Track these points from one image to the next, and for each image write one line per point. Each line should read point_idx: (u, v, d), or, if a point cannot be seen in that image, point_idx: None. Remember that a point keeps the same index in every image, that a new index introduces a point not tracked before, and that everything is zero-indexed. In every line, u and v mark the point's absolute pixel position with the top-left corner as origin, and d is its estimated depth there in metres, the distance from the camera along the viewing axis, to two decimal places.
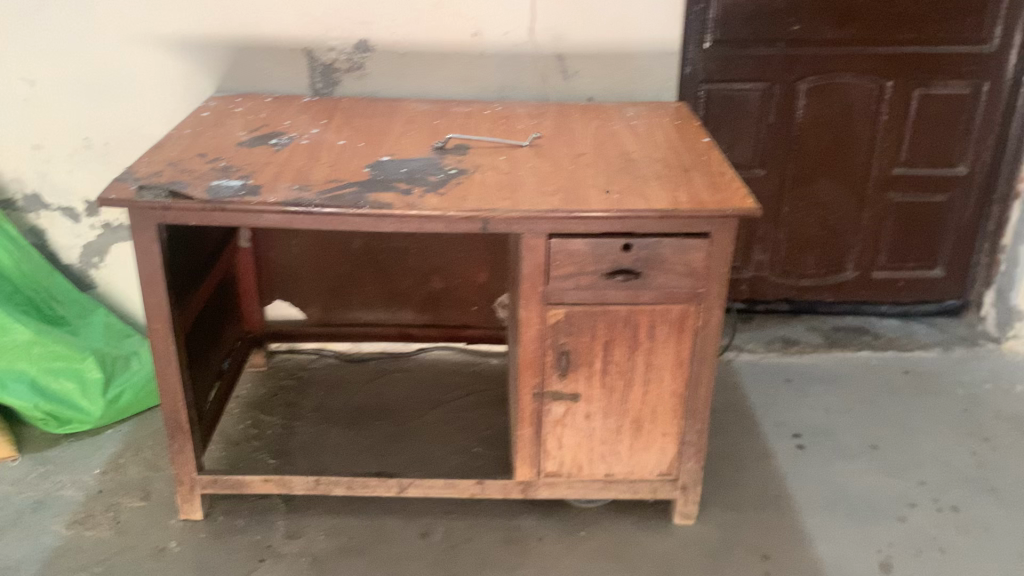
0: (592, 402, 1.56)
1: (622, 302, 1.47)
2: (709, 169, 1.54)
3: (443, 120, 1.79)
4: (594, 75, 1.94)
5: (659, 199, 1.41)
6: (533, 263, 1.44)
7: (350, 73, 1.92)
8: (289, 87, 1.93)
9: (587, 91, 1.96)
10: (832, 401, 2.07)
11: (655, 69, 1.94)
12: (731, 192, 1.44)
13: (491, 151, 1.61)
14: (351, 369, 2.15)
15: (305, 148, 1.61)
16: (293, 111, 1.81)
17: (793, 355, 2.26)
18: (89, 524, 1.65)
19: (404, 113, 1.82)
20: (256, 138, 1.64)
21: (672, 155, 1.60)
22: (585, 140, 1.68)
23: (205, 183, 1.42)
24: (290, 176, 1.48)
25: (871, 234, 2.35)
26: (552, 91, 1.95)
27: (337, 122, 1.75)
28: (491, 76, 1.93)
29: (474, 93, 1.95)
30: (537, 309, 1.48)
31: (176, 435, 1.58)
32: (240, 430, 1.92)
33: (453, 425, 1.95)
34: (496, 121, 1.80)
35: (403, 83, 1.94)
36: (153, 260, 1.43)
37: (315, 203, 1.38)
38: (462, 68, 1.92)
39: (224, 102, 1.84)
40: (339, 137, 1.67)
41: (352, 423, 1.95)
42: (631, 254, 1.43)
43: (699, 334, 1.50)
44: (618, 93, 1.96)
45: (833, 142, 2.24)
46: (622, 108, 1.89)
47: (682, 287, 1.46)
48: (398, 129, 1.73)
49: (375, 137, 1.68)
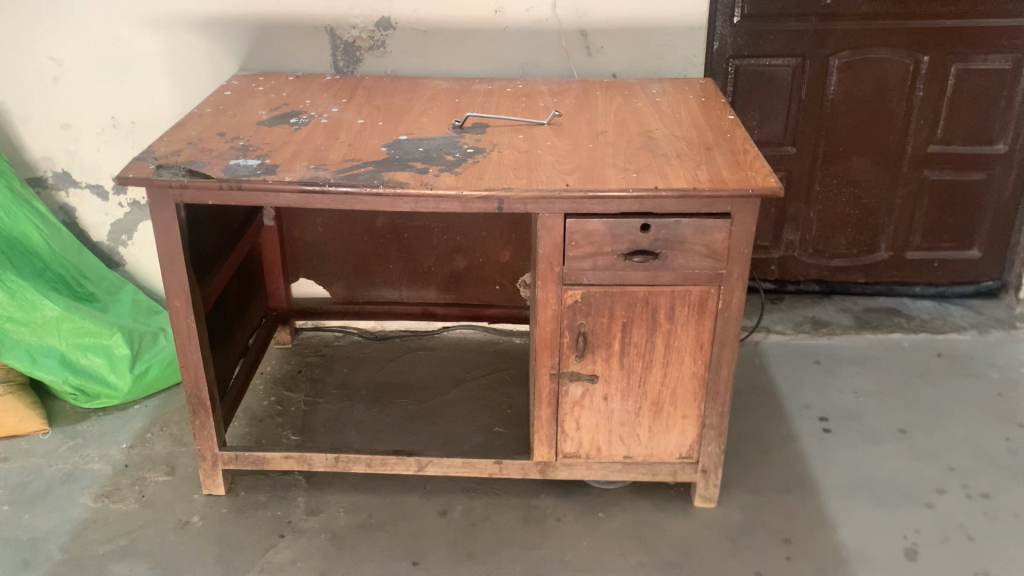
0: (610, 383, 1.54)
1: (640, 283, 1.45)
2: (733, 147, 1.50)
3: (464, 98, 1.77)
4: (619, 51, 1.91)
5: (679, 178, 1.39)
6: (550, 243, 1.43)
7: (373, 51, 1.91)
8: (311, 66, 1.93)
9: (612, 67, 1.92)
10: (861, 384, 2.03)
11: (681, 45, 1.90)
12: (754, 170, 1.41)
13: (510, 130, 1.59)
14: (375, 347, 2.16)
15: (323, 127, 1.60)
16: (314, 90, 1.80)
17: (823, 336, 2.21)
18: (116, 497, 1.68)
19: (425, 92, 1.80)
20: (275, 117, 1.64)
21: (695, 133, 1.57)
22: (607, 118, 1.65)
23: (223, 163, 1.43)
24: (307, 155, 1.47)
25: (906, 213, 2.29)
26: (576, 68, 1.93)
27: (358, 100, 1.75)
28: (515, 53, 1.91)
29: (496, 69, 1.93)
30: (555, 290, 1.47)
31: (198, 412, 1.60)
32: (265, 406, 1.94)
33: (475, 404, 1.95)
34: (518, 99, 1.78)
35: (425, 60, 1.92)
36: (173, 238, 1.44)
37: (331, 182, 1.38)
38: (485, 45, 1.90)
39: (247, 81, 1.85)
40: (357, 117, 1.66)
41: (374, 400, 1.95)
42: (650, 234, 1.41)
43: (720, 316, 1.48)
44: (643, 69, 1.93)
45: (867, 118, 2.19)
46: (646, 84, 1.86)
47: (702, 268, 1.43)
48: (418, 108, 1.72)
49: (393, 115, 1.67)
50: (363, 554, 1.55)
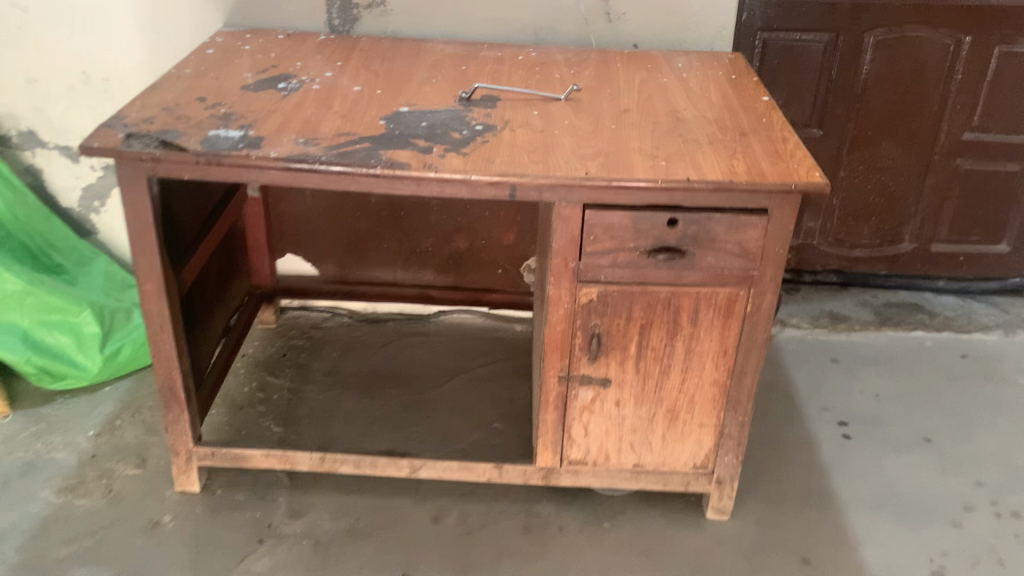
0: (623, 388, 1.41)
1: (663, 282, 1.31)
2: (770, 133, 1.36)
3: (471, 66, 1.61)
4: (641, 18, 1.75)
5: (713, 169, 1.24)
6: (566, 235, 1.28)
7: (371, 10, 1.74)
8: (303, 24, 1.76)
9: (632, 37, 1.77)
10: (883, 386, 1.91)
11: (709, 15, 1.74)
12: (796, 162, 1.26)
13: (523, 106, 1.44)
14: (366, 331, 2.02)
15: (315, 95, 1.44)
16: (307, 52, 1.64)
17: (842, 332, 2.09)
18: (81, 492, 1.55)
19: (428, 57, 1.64)
20: (262, 81, 1.48)
21: (728, 116, 1.42)
22: (629, 96, 1.50)
23: (202, 133, 1.27)
24: (296, 127, 1.31)
25: (933, 203, 2.16)
26: (593, 36, 1.77)
27: (354, 65, 1.58)
28: (528, 17, 1.75)
29: (507, 35, 1.77)
30: (568, 287, 1.33)
31: (172, 404, 1.46)
32: (246, 393, 1.80)
33: (472, 397, 1.82)
34: (530, 68, 1.62)
35: (429, 22, 1.75)
36: (145, 217, 1.29)
37: (322, 160, 1.23)
38: (496, 7, 1.74)
39: (232, 39, 1.68)
40: (352, 83, 1.50)
41: (364, 391, 1.82)
42: (677, 230, 1.27)
43: (748, 321, 1.35)
44: (666, 40, 1.77)
45: (900, 101, 2.05)
46: (670, 57, 1.70)
47: (733, 268, 1.30)
48: (420, 75, 1.56)
49: (393, 83, 1.51)
50: (348, 564, 1.43)
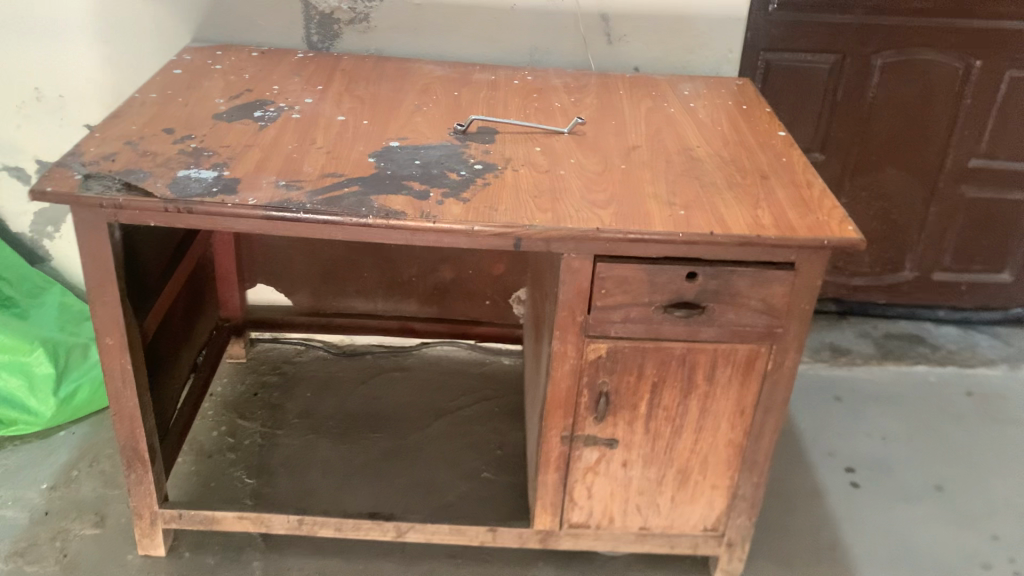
0: (631, 449, 1.30)
1: (679, 338, 1.20)
2: (792, 176, 1.25)
3: (464, 92, 1.49)
4: (643, 40, 1.64)
5: (737, 220, 1.13)
6: (575, 289, 1.17)
7: (354, 27, 1.61)
8: (280, 40, 1.62)
9: (633, 60, 1.66)
10: (888, 428, 1.82)
11: (716, 38, 1.64)
12: (824, 212, 1.16)
13: (524, 141, 1.32)
14: (343, 366, 1.89)
15: (295, 126, 1.31)
16: (284, 73, 1.50)
17: (843, 367, 2.00)
18: (32, 557, 1.40)
19: (416, 81, 1.52)
20: (237, 109, 1.34)
21: (745, 155, 1.32)
22: (636, 130, 1.39)
23: (170, 174, 1.14)
24: (275, 166, 1.18)
25: (936, 231, 2.08)
26: (592, 58, 1.65)
27: (337, 90, 1.45)
28: (523, 37, 1.63)
29: (500, 57, 1.65)
30: (575, 341, 1.21)
31: (134, 465, 1.32)
32: (215, 439, 1.67)
33: (460, 441, 1.70)
34: (528, 95, 1.50)
35: (416, 40, 1.63)
36: (105, 266, 1.15)
37: (307, 207, 1.10)
38: (488, 26, 1.61)
39: (202, 57, 1.54)
40: (336, 112, 1.37)
41: (343, 436, 1.69)
42: (696, 283, 1.15)
43: (768, 379, 1.24)
44: (670, 64, 1.66)
45: (905, 126, 1.96)
46: (675, 84, 1.60)
47: (755, 325, 1.19)
48: (409, 102, 1.43)
49: (381, 112, 1.38)
50: None
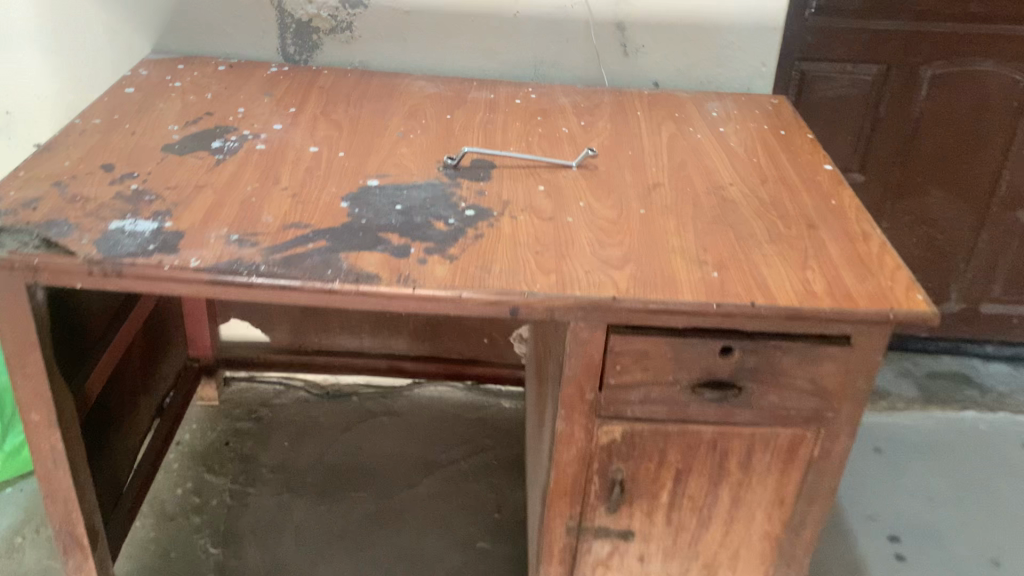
0: (649, 541, 1.12)
1: (708, 421, 1.01)
2: (843, 226, 1.06)
3: (458, 115, 1.30)
4: (664, 52, 1.44)
5: (782, 286, 0.94)
6: (584, 364, 0.98)
7: (334, 36, 1.42)
8: (251, 51, 1.43)
9: (653, 74, 1.46)
10: (935, 487, 1.63)
11: (746, 49, 1.43)
12: (885, 275, 0.96)
13: (525, 178, 1.13)
14: (326, 410, 1.71)
15: (258, 160, 1.12)
16: (252, 92, 1.31)
17: (881, 413, 1.81)
18: None
19: (404, 102, 1.32)
20: (192, 138, 1.15)
21: (785, 196, 1.12)
22: (657, 162, 1.19)
23: (99, 225, 0.95)
24: (228, 214, 0.99)
25: (986, 260, 1.88)
26: (606, 72, 1.45)
27: (311, 113, 1.26)
28: (526, 48, 1.43)
29: (501, 70, 1.45)
30: (584, 422, 1.02)
31: (72, 551, 1.14)
32: (178, 498, 1.49)
33: (453, 502, 1.51)
34: (532, 117, 1.31)
35: (405, 51, 1.43)
36: (24, 334, 0.97)
37: (260, 269, 0.90)
38: (487, 36, 1.42)
39: (159, 71, 1.35)
40: (306, 141, 1.18)
41: (322, 495, 1.51)
42: (732, 359, 0.96)
43: (813, 467, 1.05)
44: (694, 79, 1.46)
45: (954, 144, 1.76)
46: (701, 102, 1.39)
47: (799, 408, 1.00)
48: (394, 128, 1.24)
49: (360, 142, 1.19)
50: None
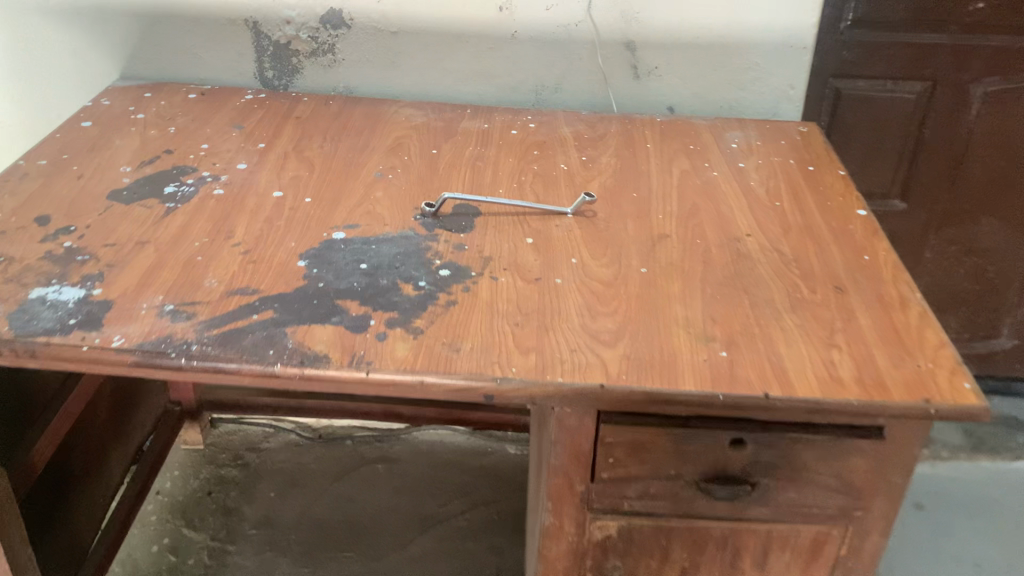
0: None
1: (717, 517, 0.88)
2: (877, 291, 0.91)
3: (445, 149, 1.17)
4: (680, 74, 1.29)
5: (802, 371, 0.80)
6: (571, 454, 0.84)
7: (315, 60, 1.30)
8: (226, 76, 1.32)
9: (667, 98, 1.32)
10: (983, 551, 1.47)
11: (772, 70, 1.29)
12: (925, 356, 0.82)
13: (512, 228, 1.00)
14: (317, 456, 1.60)
15: (213, 208, 1.00)
16: (220, 125, 1.19)
17: (923, 462, 1.65)
18: None
19: (387, 134, 1.20)
20: (145, 182, 1.04)
21: (810, 252, 0.97)
22: (664, 206, 1.05)
23: (18, 294, 0.83)
24: (167, 278, 0.87)
25: None
26: (615, 97, 1.32)
27: (282, 149, 1.14)
28: (527, 71, 1.30)
29: (498, 95, 1.32)
30: (573, 516, 0.89)
31: None
32: (153, 556, 1.38)
33: (448, 564, 1.39)
34: (528, 151, 1.17)
35: (394, 75, 1.31)
36: None
37: (192, 350, 0.78)
38: (483, 58, 1.29)
39: (123, 101, 1.24)
40: (272, 184, 1.06)
41: (306, 554, 1.39)
42: (744, 453, 0.83)
43: (840, 567, 0.91)
44: (713, 103, 1.32)
45: (1008, 169, 1.60)
46: (720, 131, 1.25)
47: (823, 505, 0.86)
48: (372, 167, 1.11)
49: (331, 184, 1.07)
50: None
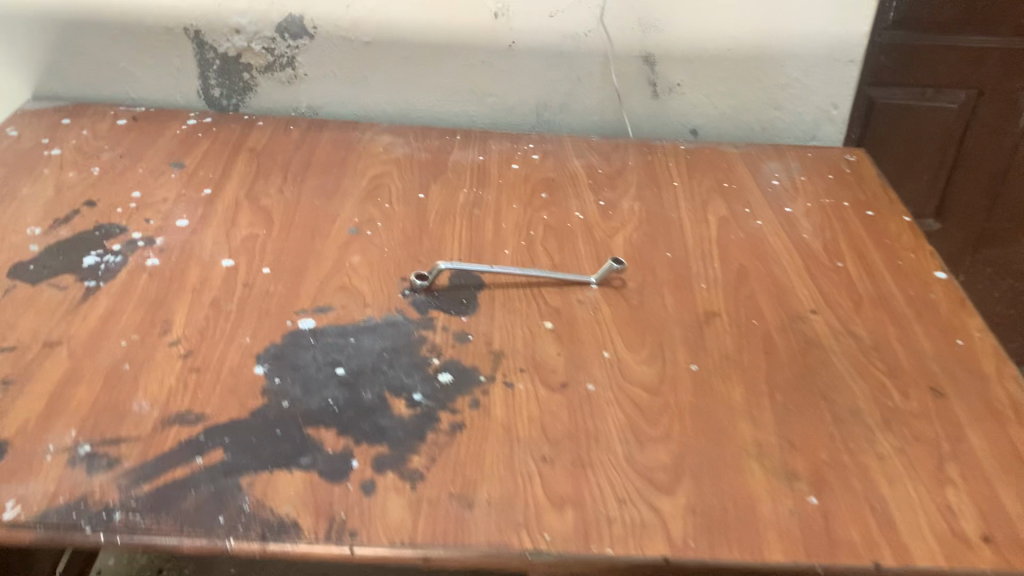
0: None
1: None
2: (983, 390, 0.73)
3: (433, 192, 0.96)
4: (706, 92, 1.10)
5: (916, 524, 0.62)
6: None
7: (272, 75, 1.08)
8: (164, 94, 1.09)
9: (690, 118, 1.12)
10: None
11: (814, 87, 1.09)
12: None
13: (525, 307, 0.80)
14: None
15: (145, 289, 0.79)
16: (156, 164, 0.97)
17: None
18: None
19: (361, 172, 0.99)
20: (58, 249, 0.83)
21: (891, 335, 0.79)
22: (706, 270, 0.86)
23: None
24: (82, 401, 0.67)
25: None
26: (629, 118, 1.12)
27: (232, 196, 0.93)
28: (526, 88, 1.09)
29: (492, 115, 1.11)
30: None
31: None
32: None
33: None
34: (534, 194, 0.97)
35: (367, 93, 1.09)
36: None
37: (115, 522, 0.58)
38: (473, 74, 1.07)
39: (35, 131, 1.01)
40: (220, 248, 0.85)
41: None
42: None
43: None
44: (743, 124, 1.13)
45: None
46: (756, 162, 1.06)
47: None
48: (345, 220, 0.91)
49: (296, 247, 0.86)
50: None
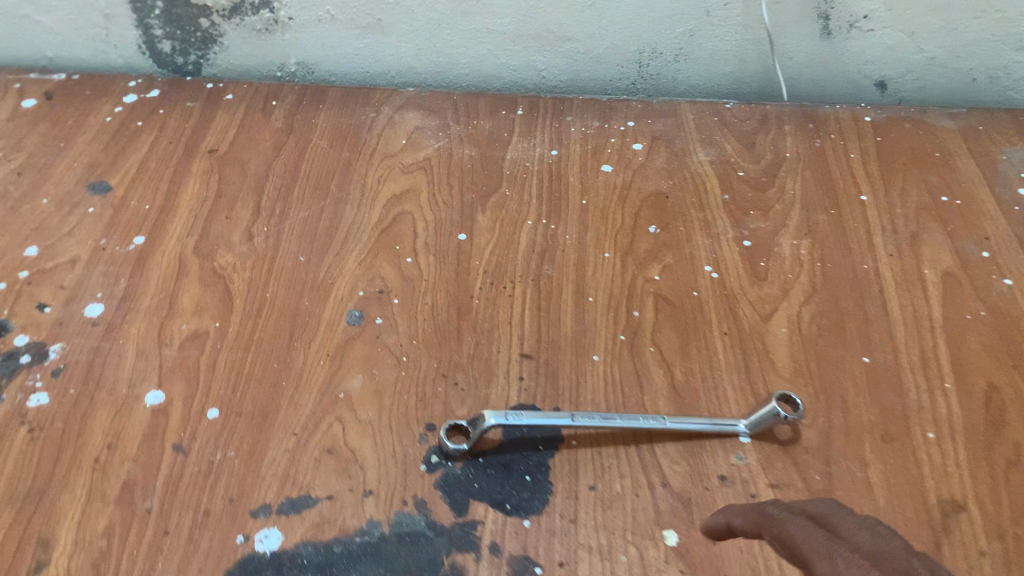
0: None
1: None
2: None
3: (480, 230, 0.62)
4: (909, 27, 0.69)
5: None
6: None
7: (240, 20, 0.71)
8: (90, 54, 0.75)
9: (876, 69, 0.73)
10: None
11: None
12: None
13: (630, 494, 0.48)
14: None
15: (17, 466, 0.49)
16: (68, 187, 0.65)
17: None
18: None
19: (372, 192, 0.65)
20: None
21: None
22: (933, 402, 0.52)
23: None
24: None
25: None
26: (780, 69, 0.74)
27: (175, 251, 0.61)
28: (623, 30, 0.71)
29: (571, 71, 0.75)
30: None
31: None
32: None
33: None
34: (637, 228, 0.63)
35: (385, 44, 0.73)
36: None
37: None
38: (543, 11, 0.69)
39: None
40: (145, 369, 0.54)
41: None
42: None
43: None
44: (959, 74, 0.73)
45: None
46: (988, 150, 0.68)
47: None
48: (344, 295, 0.58)
49: (262, 359, 0.54)
50: None
